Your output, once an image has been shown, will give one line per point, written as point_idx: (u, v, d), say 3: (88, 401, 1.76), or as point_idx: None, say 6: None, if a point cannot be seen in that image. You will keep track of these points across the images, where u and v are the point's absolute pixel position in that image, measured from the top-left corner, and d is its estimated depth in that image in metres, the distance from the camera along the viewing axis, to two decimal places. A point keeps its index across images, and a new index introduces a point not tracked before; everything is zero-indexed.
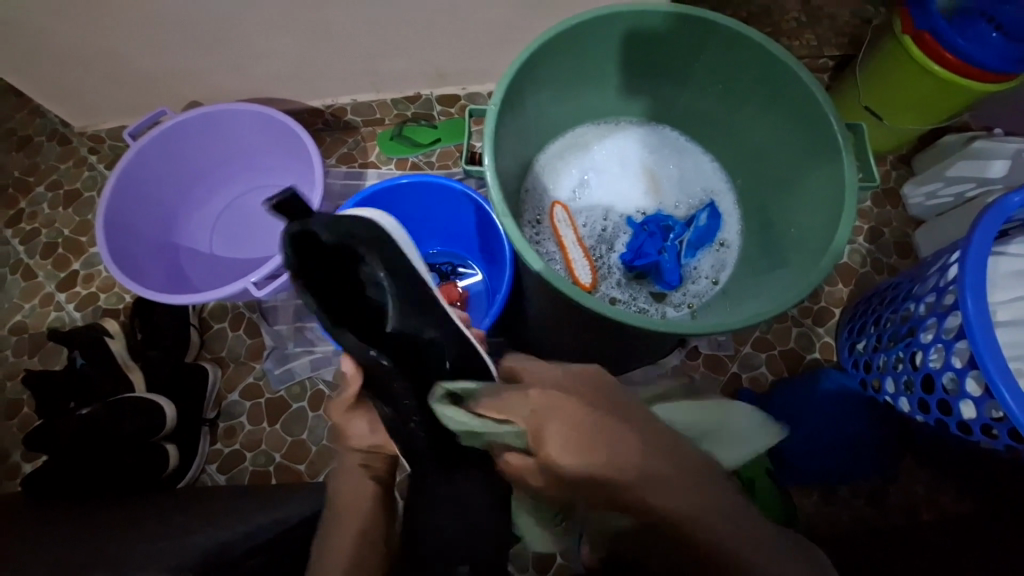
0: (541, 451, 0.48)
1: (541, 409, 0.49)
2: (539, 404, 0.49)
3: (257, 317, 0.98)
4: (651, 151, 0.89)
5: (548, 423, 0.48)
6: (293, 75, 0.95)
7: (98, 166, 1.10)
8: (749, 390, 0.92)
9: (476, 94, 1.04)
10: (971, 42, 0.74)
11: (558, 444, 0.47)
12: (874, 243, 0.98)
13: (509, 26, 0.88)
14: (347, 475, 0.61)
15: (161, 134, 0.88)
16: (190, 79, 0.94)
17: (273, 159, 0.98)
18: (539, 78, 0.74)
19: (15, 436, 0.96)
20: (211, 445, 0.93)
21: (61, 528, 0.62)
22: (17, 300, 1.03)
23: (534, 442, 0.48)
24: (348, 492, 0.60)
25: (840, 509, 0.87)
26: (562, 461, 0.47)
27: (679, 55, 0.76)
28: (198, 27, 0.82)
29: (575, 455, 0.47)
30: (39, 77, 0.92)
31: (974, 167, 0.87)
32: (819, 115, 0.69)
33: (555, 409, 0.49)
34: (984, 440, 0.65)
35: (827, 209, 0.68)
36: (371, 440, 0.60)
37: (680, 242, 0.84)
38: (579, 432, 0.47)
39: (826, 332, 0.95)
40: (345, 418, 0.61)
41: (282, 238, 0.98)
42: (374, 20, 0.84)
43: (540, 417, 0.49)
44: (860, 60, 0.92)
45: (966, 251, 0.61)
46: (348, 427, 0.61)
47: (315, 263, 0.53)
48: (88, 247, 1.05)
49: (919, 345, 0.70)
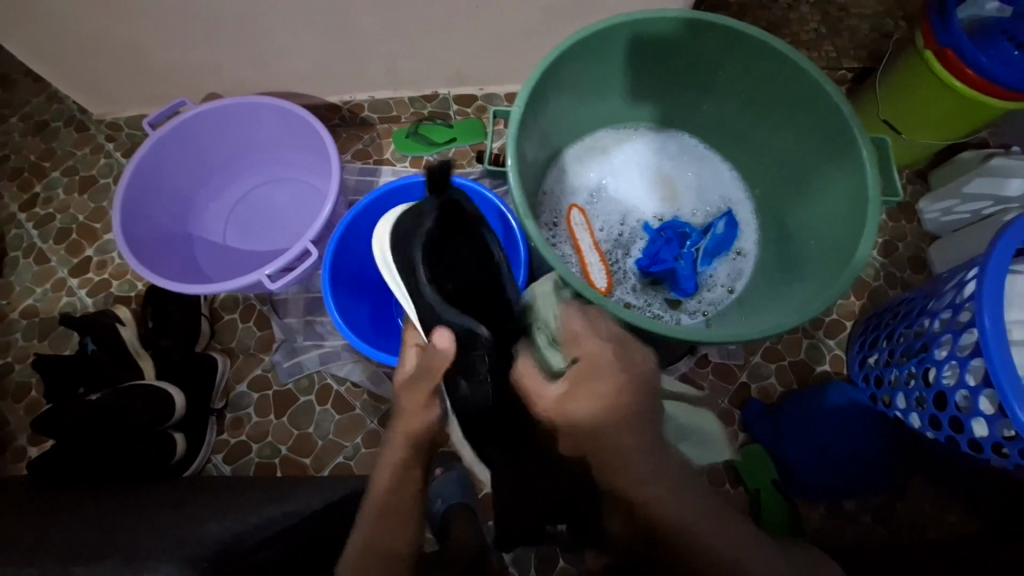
0: (571, 399, 0.55)
1: (593, 366, 0.56)
2: (593, 360, 0.56)
3: (268, 309, 0.98)
4: (670, 157, 0.89)
5: (593, 376, 0.55)
6: (313, 69, 0.95)
7: (114, 154, 1.10)
8: (758, 401, 0.91)
9: (493, 94, 1.05)
10: (995, 60, 0.74)
11: (591, 394, 0.54)
12: (888, 257, 0.97)
13: (532, 30, 0.88)
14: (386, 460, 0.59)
15: (180, 124, 0.88)
16: (210, 71, 0.95)
17: (290, 153, 0.98)
18: (561, 81, 0.74)
19: (22, 419, 0.97)
20: (217, 435, 0.93)
21: (74, 513, 0.62)
22: (29, 283, 1.03)
23: (567, 391, 0.56)
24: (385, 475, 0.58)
25: (846, 524, 0.86)
26: (570, 397, 0.55)
27: (703, 65, 0.77)
28: (221, 21, 0.83)
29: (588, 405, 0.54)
30: (61, 65, 0.93)
31: (990, 185, 0.86)
32: (843, 128, 0.68)
33: (603, 372, 0.55)
34: (995, 459, 0.64)
35: (849, 221, 0.68)
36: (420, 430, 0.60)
37: (697, 249, 0.84)
38: (610, 396, 0.54)
39: (837, 344, 0.94)
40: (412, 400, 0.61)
41: (297, 232, 0.99)
42: (395, 19, 0.84)
43: (589, 373, 0.55)
44: (882, 72, 0.91)
45: (983, 269, 0.61)
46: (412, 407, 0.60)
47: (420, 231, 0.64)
48: (102, 234, 1.06)
49: (933, 361, 0.69)
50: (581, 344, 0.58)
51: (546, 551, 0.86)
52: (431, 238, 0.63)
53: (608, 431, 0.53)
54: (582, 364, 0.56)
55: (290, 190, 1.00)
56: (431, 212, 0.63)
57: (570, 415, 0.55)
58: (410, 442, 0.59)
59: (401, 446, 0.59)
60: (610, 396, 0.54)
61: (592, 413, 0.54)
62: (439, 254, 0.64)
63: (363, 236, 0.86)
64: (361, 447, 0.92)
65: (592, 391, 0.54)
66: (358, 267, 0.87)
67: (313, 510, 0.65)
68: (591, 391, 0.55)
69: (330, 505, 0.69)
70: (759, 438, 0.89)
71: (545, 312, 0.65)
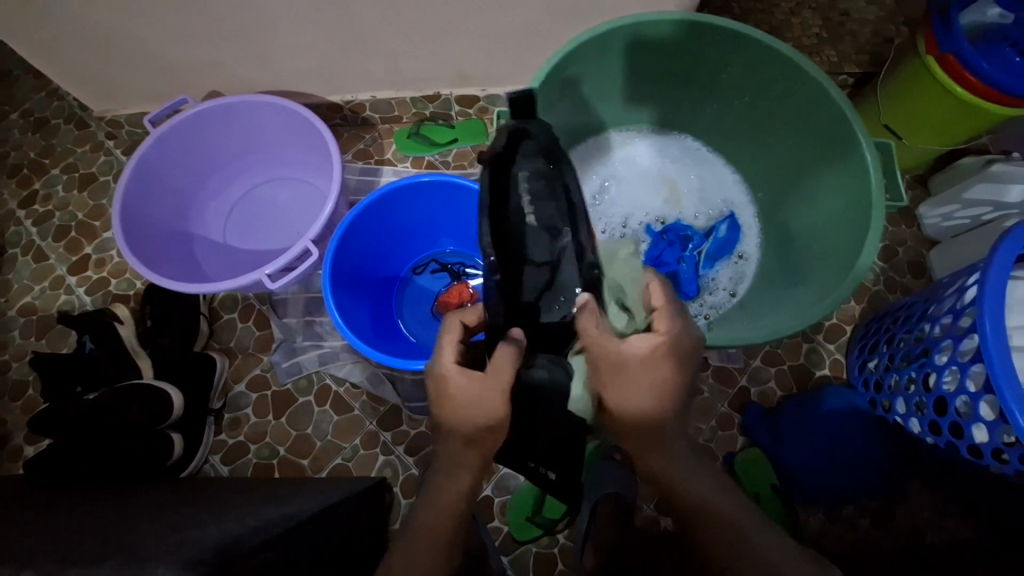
0: (628, 371, 0.53)
1: (662, 356, 0.53)
2: (664, 347, 0.53)
3: (267, 308, 0.98)
4: (673, 160, 0.89)
5: (658, 366, 0.53)
6: (315, 69, 0.95)
7: (114, 151, 1.10)
8: (757, 404, 0.91)
9: (495, 95, 1.05)
10: (996, 67, 0.74)
11: (649, 378, 0.53)
12: (888, 262, 0.98)
13: (536, 31, 0.88)
14: (456, 476, 0.59)
15: (181, 123, 0.88)
16: (212, 69, 0.95)
17: (292, 153, 0.98)
18: (565, 83, 0.74)
19: (18, 418, 0.96)
20: (215, 436, 0.93)
21: (68, 515, 0.61)
22: (27, 280, 1.03)
23: (629, 362, 0.53)
24: (454, 492, 0.59)
25: (845, 529, 0.86)
26: (630, 368, 0.53)
27: (706, 68, 0.77)
28: (224, 20, 0.83)
29: (637, 388, 0.53)
30: (62, 61, 0.93)
31: (990, 191, 0.86)
32: (846, 130, 0.68)
33: (668, 359, 0.53)
34: (995, 465, 0.64)
35: (853, 226, 0.68)
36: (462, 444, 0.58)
37: (699, 252, 0.84)
38: (663, 388, 0.53)
39: (837, 349, 0.94)
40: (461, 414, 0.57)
41: (298, 231, 0.99)
42: (398, 20, 0.84)
43: (652, 360, 0.53)
44: (883, 77, 0.91)
45: (986, 274, 0.61)
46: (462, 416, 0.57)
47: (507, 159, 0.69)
48: (101, 231, 1.05)
49: (934, 366, 0.69)
50: (659, 324, 0.54)
51: (546, 555, 0.85)
52: (495, 160, 0.66)
53: (650, 412, 0.54)
54: (655, 346, 0.53)
55: (291, 190, 1.01)
56: (502, 133, 0.66)
57: (622, 385, 0.54)
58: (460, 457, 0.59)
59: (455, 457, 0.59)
60: (665, 384, 0.53)
61: (644, 395, 0.53)
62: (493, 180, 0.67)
63: (363, 236, 0.86)
64: (359, 448, 0.91)
65: (651, 376, 0.53)
66: (358, 267, 0.87)
67: (313, 512, 0.65)
68: (647, 378, 0.53)
69: (329, 508, 0.68)
70: (759, 441, 0.89)
71: (627, 278, 0.62)
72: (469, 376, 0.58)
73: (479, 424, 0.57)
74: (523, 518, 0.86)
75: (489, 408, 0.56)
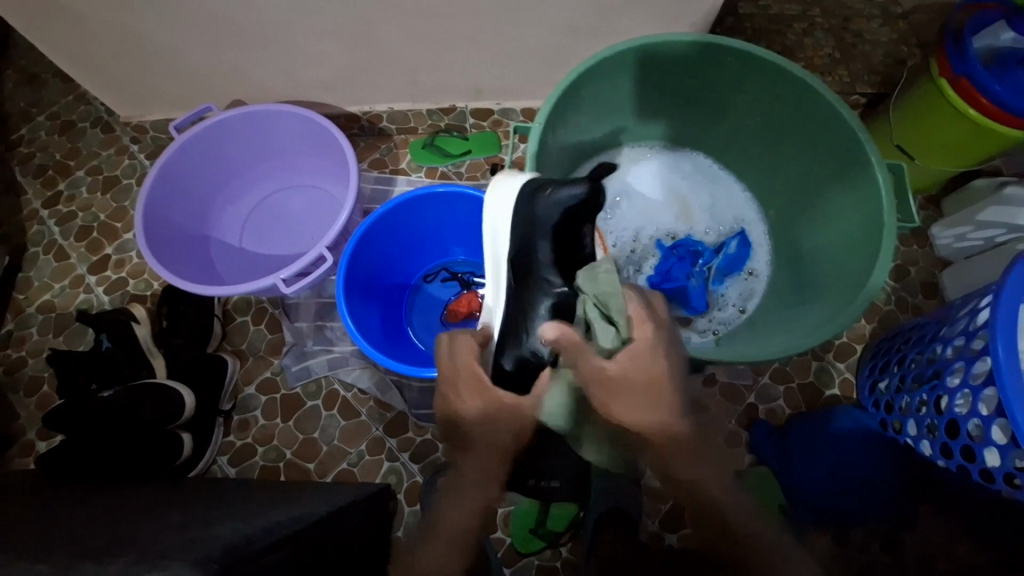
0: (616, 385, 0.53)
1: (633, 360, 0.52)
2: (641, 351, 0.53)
3: (279, 312, 0.99)
4: (685, 177, 0.90)
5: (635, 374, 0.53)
6: (336, 80, 0.98)
7: (138, 156, 1.13)
8: (766, 422, 0.90)
9: (509, 109, 1.07)
10: (1009, 89, 0.75)
11: (644, 371, 0.52)
12: (900, 281, 0.97)
13: (551, 49, 0.91)
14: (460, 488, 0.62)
15: (205, 131, 0.90)
16: (237, 79, 0.98)
17: (309, 161, 1.00)
18: (581, 99, 0.76)
19: (32, 413, 0.98)
20: (223, 436, 0.94)
21: (76, 511, 0.62)
22: (47, 279, 1.05)
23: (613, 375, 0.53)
24: (461, 505, 0.61)
25: (854, 552, 0.84)
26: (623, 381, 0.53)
27: (718, 87, 0.78)
28: (253, 34, 0.86)
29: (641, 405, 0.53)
30: (95, 69, 0.97)
31: (1001, 214, 0.87)
32: (859, 153, 0.69)
33: (644, 367, 0.53)
34: (1007, 490, 0.63)
35: (865, 246, 0.68)
36: (486, 467, 0.62)
37: (709, 268, 0.84)
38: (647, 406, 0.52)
39: (847, 368, 0.94)
40: (495, 436, 0.62)
41: (312, 238, 1.01)
42: (417, 35, 0.87)
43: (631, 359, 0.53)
44: (895, 98, 0.92)
45: (998, 296, 0.61)
46: (494, 433, 0.62)
47: (540, 196, 0.67)
48: (122, 233, 1.08)
49: (945, 389, 0.68)
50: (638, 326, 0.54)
51: (548, 569, 0.85)
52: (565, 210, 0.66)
53: (662, 435, 0.54)
54: (631, 348, 0.53)
55: (306, 197, 1.03)
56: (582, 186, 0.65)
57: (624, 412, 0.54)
58: (481, 473, 0.62)
59: (478, 475, 0.62)
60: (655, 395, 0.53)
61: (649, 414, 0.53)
62: (562, 231, 0.67)
63: (377, 244, 0.87)
64: (365, 454, 0.92)
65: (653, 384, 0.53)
66: (371, 274, 0.89)
67: (319, 515, 0.65)
68: (634, 392, 0.53)
69: (335, 511, 0.68)
70: (767, 460, 0.87)
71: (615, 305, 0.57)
72: (488, 399, 0.61)
73: (491, 444, 0.62)
74: (529, 528, 0.85)
75: (501, 433, 0.62)
